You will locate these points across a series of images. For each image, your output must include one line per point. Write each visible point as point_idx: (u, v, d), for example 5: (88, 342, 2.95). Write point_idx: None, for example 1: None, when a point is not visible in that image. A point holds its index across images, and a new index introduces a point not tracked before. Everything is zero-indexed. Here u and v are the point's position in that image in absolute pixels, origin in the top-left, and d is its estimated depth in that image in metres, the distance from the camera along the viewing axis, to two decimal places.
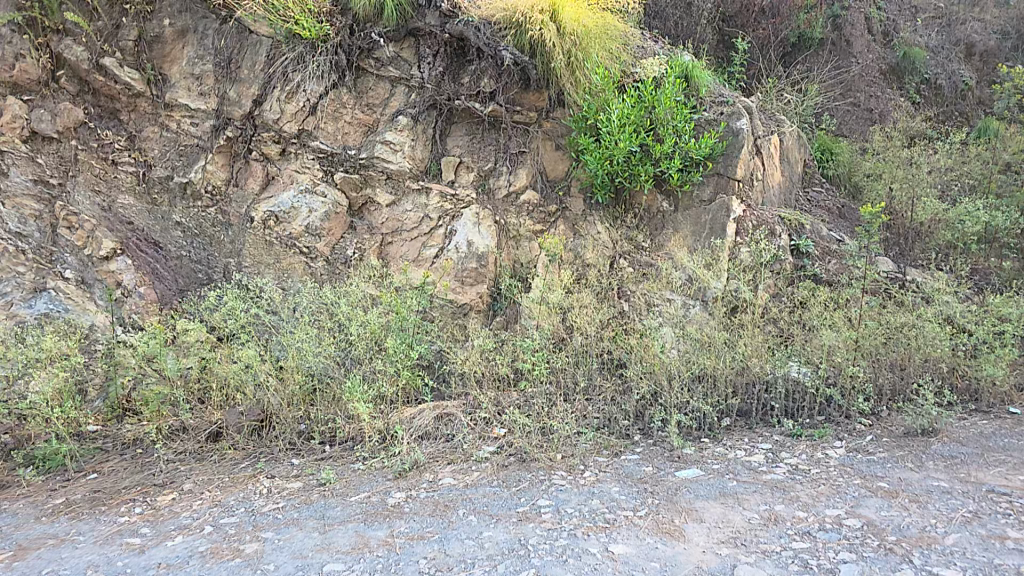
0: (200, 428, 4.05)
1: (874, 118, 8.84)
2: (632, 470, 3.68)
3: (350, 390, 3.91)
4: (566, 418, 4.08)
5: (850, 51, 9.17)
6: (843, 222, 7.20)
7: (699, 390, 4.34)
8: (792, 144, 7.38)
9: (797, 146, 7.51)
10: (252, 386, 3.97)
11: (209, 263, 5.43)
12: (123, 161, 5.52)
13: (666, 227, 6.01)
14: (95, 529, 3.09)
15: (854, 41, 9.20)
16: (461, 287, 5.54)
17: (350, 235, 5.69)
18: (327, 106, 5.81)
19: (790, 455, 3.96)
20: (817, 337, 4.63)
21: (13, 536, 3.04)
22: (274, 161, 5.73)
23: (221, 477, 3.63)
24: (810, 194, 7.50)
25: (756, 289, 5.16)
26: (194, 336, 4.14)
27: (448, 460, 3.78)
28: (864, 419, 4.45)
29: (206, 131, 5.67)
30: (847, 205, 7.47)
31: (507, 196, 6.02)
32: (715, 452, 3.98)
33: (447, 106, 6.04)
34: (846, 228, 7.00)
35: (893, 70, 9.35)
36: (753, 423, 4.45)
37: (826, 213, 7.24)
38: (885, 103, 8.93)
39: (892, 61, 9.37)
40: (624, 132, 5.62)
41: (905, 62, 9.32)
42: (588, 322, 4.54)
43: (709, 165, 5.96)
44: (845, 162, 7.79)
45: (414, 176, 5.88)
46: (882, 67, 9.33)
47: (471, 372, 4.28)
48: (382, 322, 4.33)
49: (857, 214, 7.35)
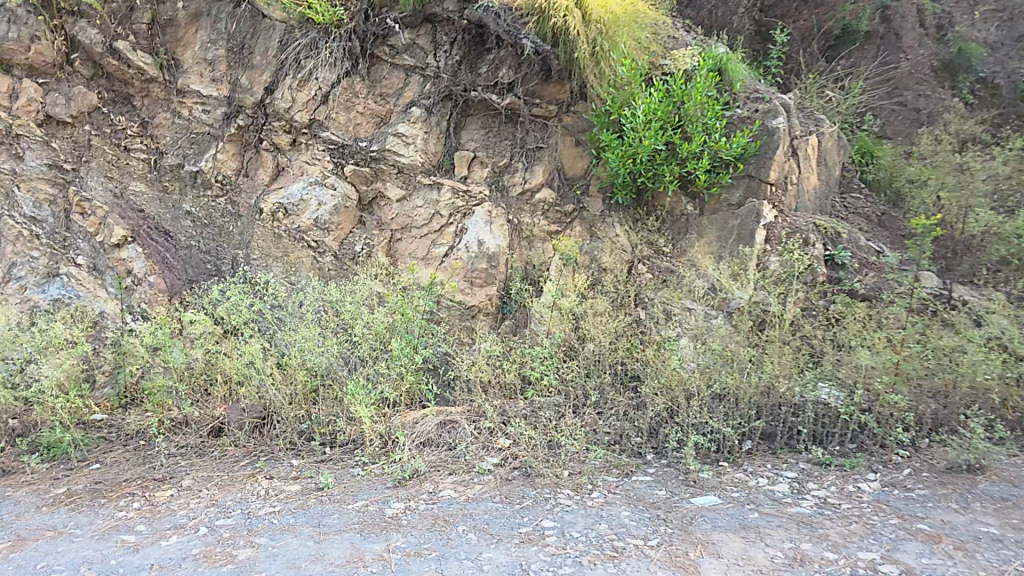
0: (203, 422, 3.88)
1: (922, 120, 8.26)
2: (645, 494, 3.42)
3: (351, 393, 3.75)
4: (575, 433, 3.86)
5: (900, 45, 8.58)
6: (884, 232, 6.73)
7: (718, 410, 4.07)
8: (831, 145, 6.92)
9: (836, 148, 7.04)
10: (255, 382, 3.80)
11: (218, 255, 5.35)
12: (135, 147, 5.47)
13: (689, 231, 5.71)
14: (93, 522, 2.93)
15: (905, 35, 8.62)
16: (470, 288, 5.36)
17: (360, 230, 5.55)
18: (339, 95, 5.67)
19: (817, 487, 3.66)
20: (854, 358, 4.29)
21: (13, 526, 2.94)
22: (285, 152, 5.62)
23: (220, 475, 3.43)
24: (847, 201, 7.05)
25: (791, 301, 4.77)
26: (200, 329, 4.00)
27: (449, 470, 3.56)
28: (902, 451, 4.14)
29: (218, 118, 5.59)
30: (888, 213, 6.99)
31: (522, 193, 5.79)
32: (735, 478, 3.71)
33: (462, 97, 5.83)
34: (887, 238, 6.60)
35: (946, 68, 8.70)
36: (777, 448, 4.19)
37: (865, 221, 6.78)
38: (935, 104, 8.32)
39: (945, 58, 8.72)
40: (649, 129, 5.28)
41: (961, 59, 8.65)
42: (601, 331, 4.30)
43: (739, 167, 5.61)
44: (887, 167, 7.39)
45: (426, 171, 5.70)
46: (933, 65, 8.69)
47: (476, 378, 4.10)
48: (388, 322, 4.17)
49: (901, 223, 6.85)
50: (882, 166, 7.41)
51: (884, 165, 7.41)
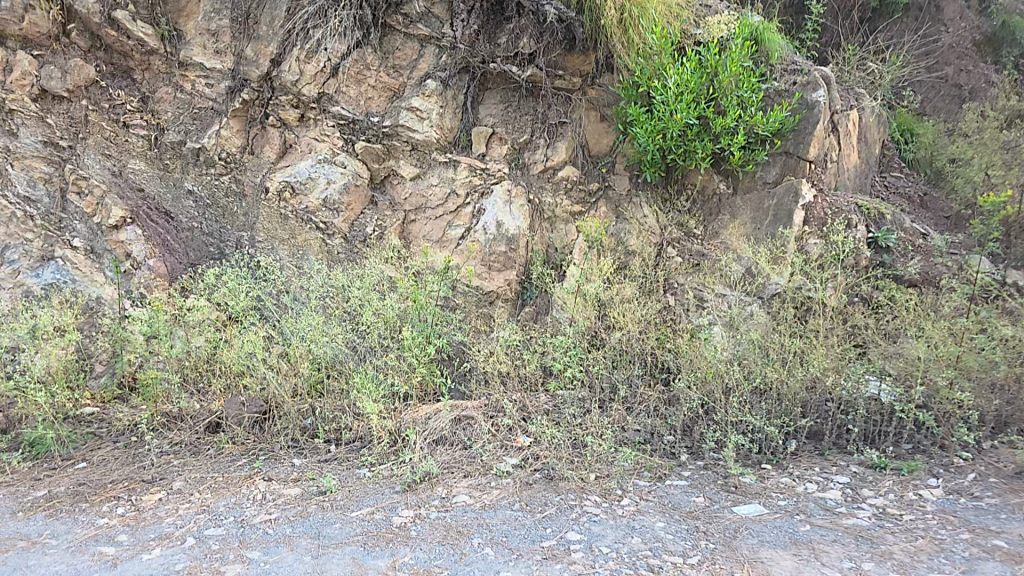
0: (199, 418, 3.60)
1: (963, 96, 7.63)
2: (680, 502, 3.08)
3: (358, 385, 3.49)
4: (602, 430, 3.55)
5: (940, 17, 7.73)
6: (926, 214, 6.35)
7: (759, 406, 3.71)
8: (871, 122, 6.37)
9: (876, 124, 6.46)
10: (258, 373, 3.52)
11: (221, 237, 5.08)
12: (135, 123, 5.15)
13: (722, 212, 5.31)
14: (70, 532, 2.65)
15: (946, 6, 7.73)
16: (488, 273, 5.02)
17: (372, 210, 5.24)
18: (350, 67, 5.32)
19: (874, 495, 3.28)
20: (907, 349, 3.94)
21: None
22: (292, 128, 5.31)
23: (214, 477, 3.15)
24: (888, 180, 6.57)
25: (841, 286, 4.31)
26: (203, 315, 3.75)
27: (464, 472, 3.25)
28: (965, 453, 3.74)
29: (221, 92, 5.29)
30: (929, 193, 6.58)
31: (543, 171, 5.43)
32: (780, 483, 3.35)
33: (480, 69, 5.47)
34: (930, 220, 6.19)
35: (987, 43, 7.91)
36: (825, 449, 3.82)
37: (907, 202, 6.35)
38: (977, 80, 7.66)
39: (987, 31, 7.91)
40: (682, 101, 4.86)
41: (1004, 32, 7.87)
42: (630, 319, 3.96)
43: (776, 143, 5.17)
44: (927, 145, 6.90)
45: (441, 148, 5.34)
46: (975, 39, 7.89)
47: (493, 370, 3.81)
48: (399, 310, 3.90)
49: (942, 204, 6.48)
50: (921, 145, 6.91)
51: (922, 143, 6.93)
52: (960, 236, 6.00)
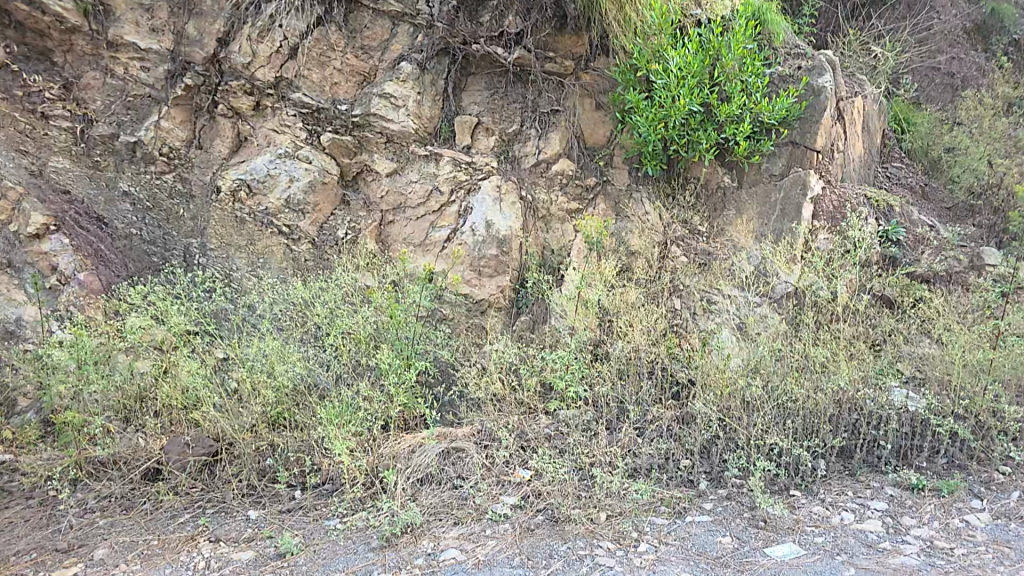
0: (134, 462, 3.05)
1: (954, 86, 7.13)
2: (705, 546, 2.66)
3: (323, 419, 2.97)
4: (613, 461, 3.10)
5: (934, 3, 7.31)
6: (929, 205, 5.85)
7: (778, 422, 3.29)
8: (873, 110, 5.94)
9: (878, 113, 6.05)
10: (205, 408, 2.99)
11: (164, 244, 4.47)
12: (56, 113, 4.50)
13: (727, 206, 4.91)
14: None
15: None
16: (477, 279, 4.49)
17: (344, 211, 4.70)
18: (312, 47, 4.78)
19: (917, 524, 2.88)
20: (935, 351, 3.63)
21: None
22: (246, 117, 4.75)
23: (147, 540, 2.66)
24: (890, 171, 6.04)
25: (857, 284, 3.96)
26: (146, 336, 3.15)
27: (453, 519, 2.79)
28: (1007, 467, 3.38)
29: (160, 77, 4.69)
30: (930, 183, 6.07)
31: (535, 165, 4.94)
32: (813, 514, 2.96)
33: (462, 51, 4.97)
34: (934, 213, 5.72)
35: (977, 31, 7.57)
36: (857, 469, 3.40)
37: (910, 193, 5.85)
38: (967, 68, 7.26)
39: (977, 19, 7.54)
40: (684, 87, 4.46)
41: (993, 20, 7.54)
42: (637, 329, 3.55)
43: (783, 131, 4.77)
44: (920, 136, 6.36)
45: (421, 140, 4.84)
46: (965, 27, 7.51)
47: (485, 394, 3.32)
48: (372, 328, 3.38)
49: (941, 194, 6.00)
50: (916, 135, 6.38)
51: (916, 134, 6.38)
52: (969, 228, 5.61)
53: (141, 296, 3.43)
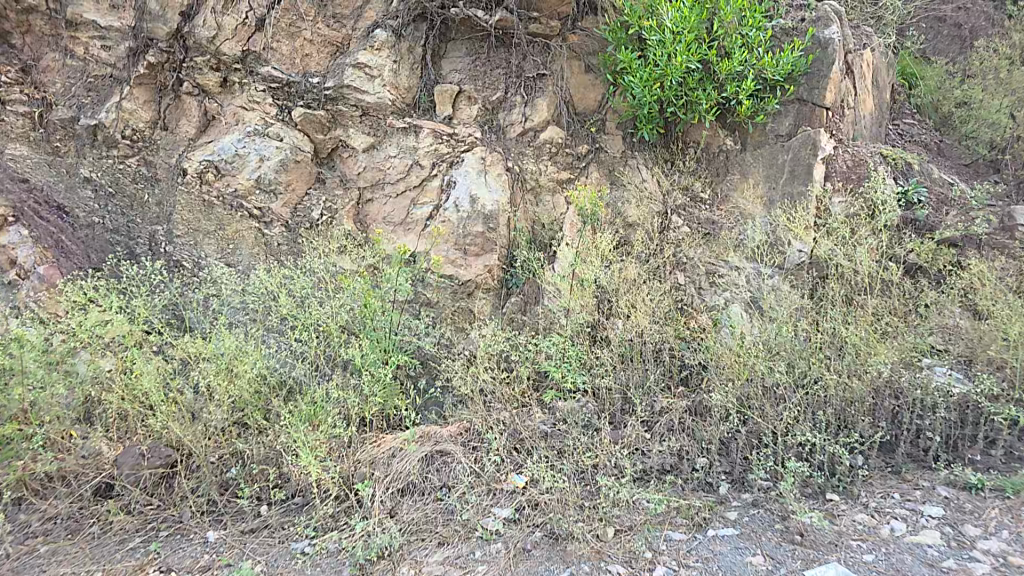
0: (82, 477, 2.70)
1: (963, 38, 6.01)
2: (734, 568, 2.26)
3: (287, 423, 2.63)
4: (620, 467, 2.68)
5: None
6: (946, 162, 5.22)
7: (809, 412, 2.84)
8: (881, 65, 5.33)
9: (887, 68, 5.42)
10: (160, 420, 2.60)
11: (128, 233, 4.09)
12: (12, 97, 4.15)
13: (729, 171, 4.42)
14: None
15: None
16: (463, 258, 4.03)
17: (318, 190, 4.29)
18: (280, 19, 4.35)
19: (984, 535, 2.43)
20: (981, 326, 3.12)
21: None
22: (214, 96, 4.33)
23: (91, 572, 2.35)
24: (901, 129, 5.43)
25: (883, 252, 3.48)
26: (112, 332, 2.79)
27: (437, 539, 2.43)
28: None
29: (121, 56, 4.29)
30: (943, 141, 5.42)
31: (522, 134, 4.46)
32: (858, 524, 2.53)
33: (439, 16, 4.49)
34: (952, 170, 5.10)
35: None
36: (901, 465, 2.95)
37: (924, 150, 5.25)
38: (976, 17, 6.02)
39: None
40: (681, 43, 3.95)
41: None
42: (642, 311, 3.13)
43: (789, 89, 4.23)
44: (931, 90, 5.63)
45: (398, 111, 4.38)
46: None
47: (471, 388, 2.95)
48: (347, 317, 3.04)
49: (957, 150, 5.34)
50: (928, 90, 5.63)
51: (928, 88, 5.64)
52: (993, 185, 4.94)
53: (91, 291, 2.98)
